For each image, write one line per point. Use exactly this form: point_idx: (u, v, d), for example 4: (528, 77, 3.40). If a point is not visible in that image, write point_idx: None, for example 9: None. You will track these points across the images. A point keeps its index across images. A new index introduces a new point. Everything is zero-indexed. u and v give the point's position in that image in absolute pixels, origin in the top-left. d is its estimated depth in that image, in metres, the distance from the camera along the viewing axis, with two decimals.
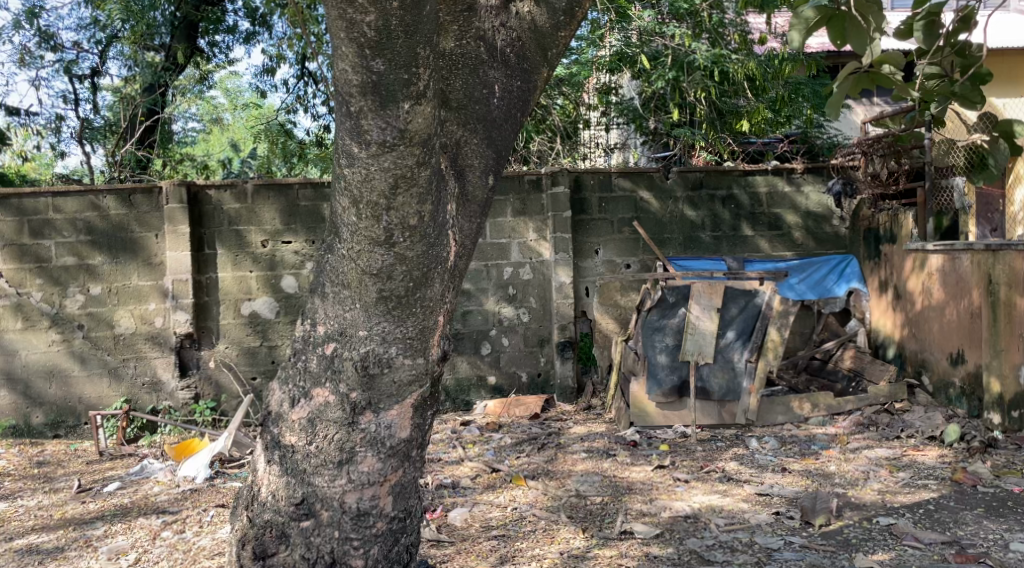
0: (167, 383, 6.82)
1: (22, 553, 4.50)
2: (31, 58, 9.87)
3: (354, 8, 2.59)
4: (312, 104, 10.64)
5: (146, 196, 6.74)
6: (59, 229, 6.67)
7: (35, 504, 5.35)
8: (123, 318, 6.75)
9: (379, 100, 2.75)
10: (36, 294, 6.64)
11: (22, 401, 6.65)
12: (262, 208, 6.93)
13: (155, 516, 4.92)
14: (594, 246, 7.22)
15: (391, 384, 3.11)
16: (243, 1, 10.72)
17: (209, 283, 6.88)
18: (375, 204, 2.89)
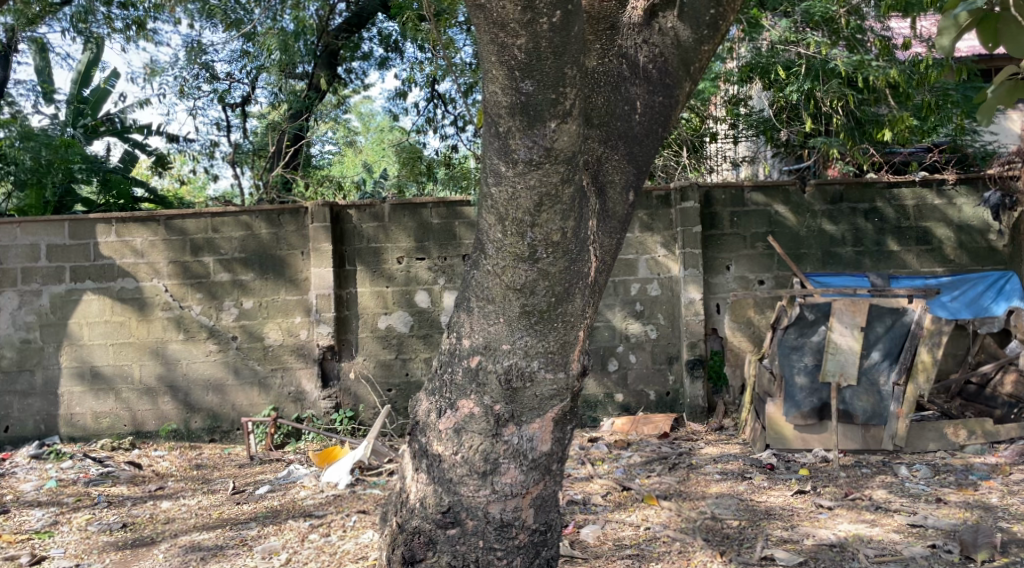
0: (310, 393, 7.14)
1: (185, 550, 4.82)
2: (190, 89, 10.59)
3: (506, 32, 2.68)
4: (441, 125, 10.95)
5: (293, 216, 7.13)
6: (216, 247, 7.12)
7: (194, 504, 5.71)
8: (271, 331, 7.12)
9: (528, 120, 2.82)
10: (196, 307, 7.11)
11: (181, 407, 7.10)
12: (397, 227, 7.17)
13: (303, 519, 5.16)
14: (726, 262, 7.08)
15: (533, 397, 3.17)
16: (378, 29, 11.18)
17: (350, 298, 7.17)
18: (520, 221, 2.98)
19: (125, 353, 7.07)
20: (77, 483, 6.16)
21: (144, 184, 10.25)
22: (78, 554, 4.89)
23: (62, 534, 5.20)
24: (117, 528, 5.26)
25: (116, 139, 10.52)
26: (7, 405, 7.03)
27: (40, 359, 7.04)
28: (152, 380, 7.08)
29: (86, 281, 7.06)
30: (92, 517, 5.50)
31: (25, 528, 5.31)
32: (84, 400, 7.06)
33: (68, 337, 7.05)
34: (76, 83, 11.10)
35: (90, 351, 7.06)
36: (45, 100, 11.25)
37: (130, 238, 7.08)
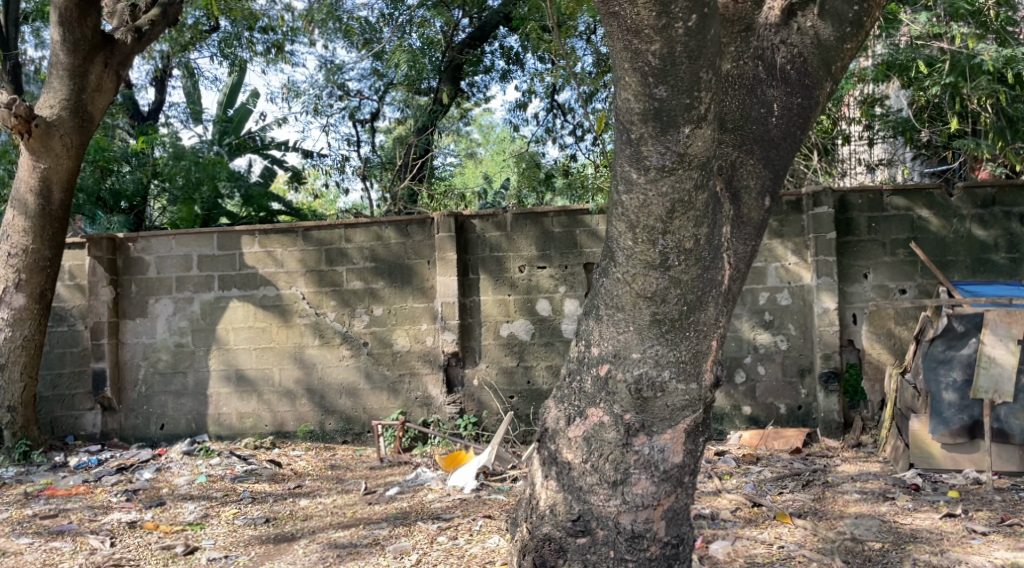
0: (436, 398, 7.29)
1: (325, 546, 5.01)
2: (324, 106, 11.03)
3: (640, 38, 2.66)
4: (561, 135, 10.98)
5: (421, 226, 7.30)
6: (349, 257, 7.37)
7: (331, 502, 5.93)
8: (399, 337, 7.31)
9: (661, 126, 2.80)
10: (330, 314, 7.37)
11: (317, 409, 7.38)
12: (521, 236, 7.22)
13: (432, 521, 5.26)
14: (863, 270, 6.77)
15: (664, 407, 3.12)
16: (500, 42, 11.34)
17: (473, 306, 7.28)
18: (651, 228, 2.94)
19: (267, 357, 7.42)
20: (224, 479, 6.51)
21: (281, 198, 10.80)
22: (227, 545, 5.17)
23: (212, 526, 5.50)
24: (261, 522, 5.53)
25: (257, 155, 11.10)
26: (163, 405, 7.50)
27: (192, 362, 7.48)
28: (291, 384, 7.40)
29: (232, 289, 7.46)
30: (238, 511, 5.79)
31: (179, 520, 5.64)
32: (230, 401, 7.45)
33: (216, 341, 7.46)
34: (221, 103, 11.79)
35: (235, 355, 7.44)
36: (194, 121, 12.01)
37: (272, 248, 7.43)
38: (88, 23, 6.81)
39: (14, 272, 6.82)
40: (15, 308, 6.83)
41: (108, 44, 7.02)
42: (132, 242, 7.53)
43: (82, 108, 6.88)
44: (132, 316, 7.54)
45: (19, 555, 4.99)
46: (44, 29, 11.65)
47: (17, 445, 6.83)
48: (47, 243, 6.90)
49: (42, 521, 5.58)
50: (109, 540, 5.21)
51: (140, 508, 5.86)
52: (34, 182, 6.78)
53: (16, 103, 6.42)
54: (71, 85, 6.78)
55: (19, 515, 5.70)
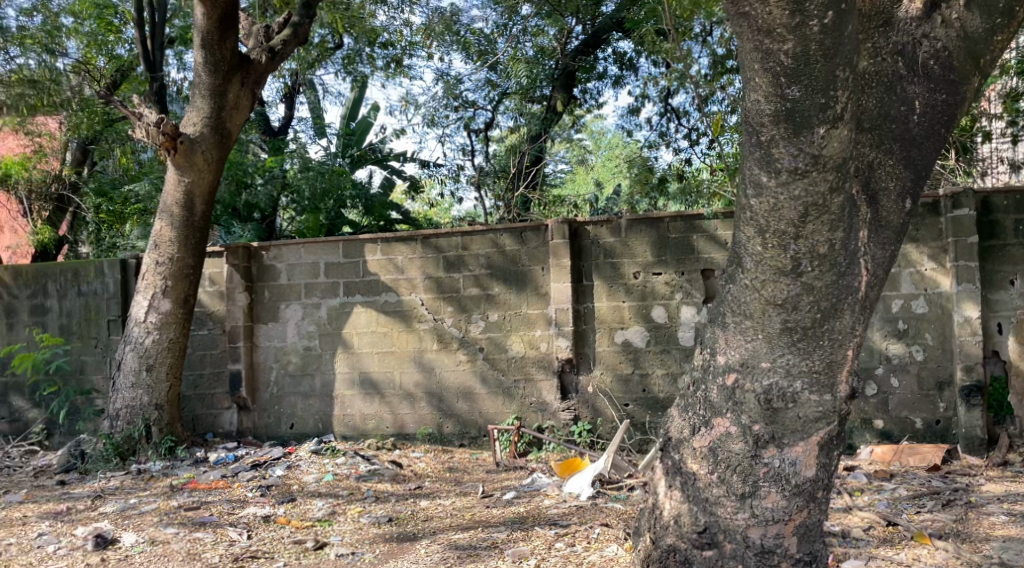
0: (551, 404, 7.27)
1: (446, 547, 5.09)
2: (440, 117, 11.27)
3: (772, 38, 2.63)
4: (675, 139, 10.83)
5: (536, 232, 7.32)
6: (466, 264, 7.46)
7: (450, 504, 6.01)
8: (514, 342, 7.35)
9: (794, 127, 2.73)
10: (448, 319, 7.49)
11: (437, 412, 7.51)
12: (636, 241, 7.14)
13: (549, 527, 5.26)
14: (1008, 276, 6.37)
15: (796, 418, 3.02)
16: (613, 48, 11.27)
17: (587, 312, 7.24)
18: (783, 232, 2.87)
19: (388, 361, 7.60)
20: (349, 478, 6.70)
21: (399, 207, 11.07)
22: (353, 542, 5.31)
23: (339, 523, 5.67)
24: (385, 521, 5.65)
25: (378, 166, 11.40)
26: (292, 405, 7.79)
27: (319, 365, 7.74)
28: (411, 387, 7.55)
29: (356, 295, 7.68)
30: (363, 510, 5.95)
31: (309, 516, 5.84)
32: (355, 402, 7.67)
33: (341, 345, 7.70)
34: (344, 117, 12.19)
35: (359, 359, 7.67)
36: (318, 135, 12.48)
37: (394, 255, 7.61)
38: (227, 45, 7.20)
39: (162, 278, 7.23)
40: (162, 313, 7.23)
41: (245, 64, 7.40)
42: (265, 250, 7.87)
43: (221, 125, 7.30)
44: (264, 321, 7.87)
45: (166, 544, 5.27)
46: (186, 52, 12.37)
47: (163, 441, 7.22)
48: (190, 252, 7.31)
49: (185, 512, 5.88)
50: (246, 533, 5.45)
51: (273, 503, 6.10)
52: (179, 196, 7.21)
53: (165, 122, 6.85)
54: (212, 104, 7.21)
55: (166, 506, 6.03)
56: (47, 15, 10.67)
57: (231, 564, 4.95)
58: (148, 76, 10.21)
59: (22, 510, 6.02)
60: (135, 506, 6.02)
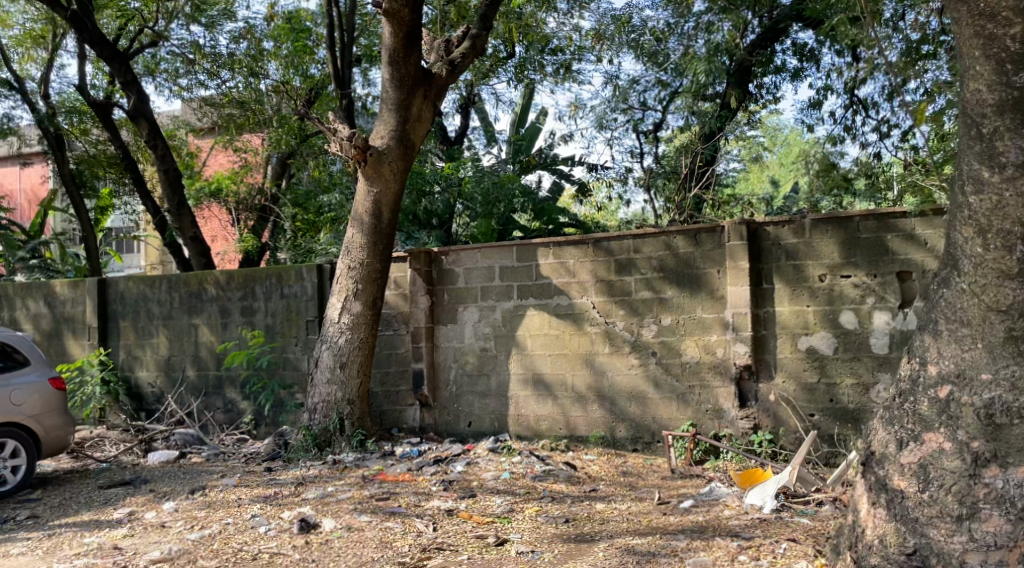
0: (729, 412, 7.06)
1: (624, 551, 5.05)
2: (609, 120, 11.21)
3: (997, 24, 3.35)
4: (862, 133, 10.24)
5: (711, 234, 7.12)
6: (639, 267, 7.38)
7: (626, 508, 5.96)
8: (689, 347, 7.19)
9: (1020, 116, 3.33)
10: (620, 323, 7.45)
11: (610, 415, 7.48)
12: (821, 242, 6.79)
13: (732, 538, 5.10)
14: None
15: (1021, 436, 3.31)
16: (792, 40, 10.82)
17: (767, 317, 6.95)
18: (1007, 233, 3.35)
19: (561, 363, 7.66)
20: (526, 476, 6.79)
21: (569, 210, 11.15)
22: (532, 540, 5.37)
23: (518, 521, 5.75)
24: (562, 521, 5.68)
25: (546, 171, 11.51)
26: (470, 404, 8.01)
27: (494, 365, 7.92)
28: (584, 389, 7.57)
29: (529, 297, 7.78)
30: (539, 509, 6.00)
31: (489, 512, 5.96)
32: (529, 403, 7.78)
33: (516, 347, 7.83)
34: (514, 124, 12.44)
35: (533, 360, 7.77)
36: (489, 143, 12.80)
37: (565, 258, 7.65)
38: (411, 61, 7.53)
39: (353, 282, 7.61)
40: (353, 314, 7.61)
41: (427, 79, 7.69)
42: (444, 255, 8.12)
43: (405, 136, 7.61)
44: (444, 322, 8.12)
45: (361, 531, 5.55)
46: (373, 69, 13.07)
47: (354, 434, 7.60)
48: (378, 257, 7.65)
49: (376, 502, 6.16)
50: (431, 525, 5.65)
51: (455, 498, 6.27)
52: (368, 205, 7.57)
53: (355, 136, 7.25)
54: (397, 117, 7.54)
55: (359, 494, 6.35)
56: (252, 41, 11.83)
57: (418, 554, 5.13)
58: (338, 92, 10.74)
59: (236, 493, 6.52)
60: (332, 494, 6.37)
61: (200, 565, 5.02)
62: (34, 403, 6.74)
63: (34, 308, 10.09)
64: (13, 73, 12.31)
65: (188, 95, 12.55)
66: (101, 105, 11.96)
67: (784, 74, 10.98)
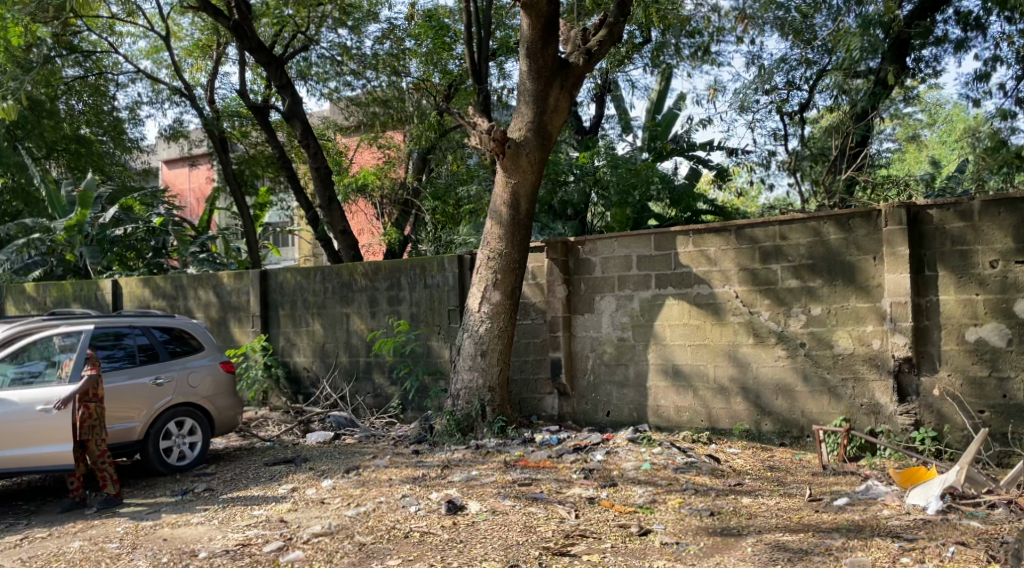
0: (886, 407, 6.71)
1: (773, 547, 4.90)
2: (751, 103, 10.89)
3: None
4: None
5: (865, 219, 6.78)
6: (785, 254, 7.12)
7: (774, 504, 5.78)
8: (841, 338, 6.88)
9: None
10: (766, 313, 7.21)
11: (754, 408, 7.27)
12: (991, 226, 6.34)
13: (892, 539, 4.87)
14: None
15: None
16: (955, 8, 10.13)
17: (929, 306, 6.55)
18: None
19: (702, 354, 7.50)
20: (668, 468, 6.69)
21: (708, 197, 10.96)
22: (676, 532, 5.30)
23: (661, 512, 5.69)
24: (707, 514, 5.58)
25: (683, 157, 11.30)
26: (608, 394, 7.98)
27: (633, 355, 7.85)
28: (727, 381, 7.39)
29: (668, 287, 7.65)
30: (683, 501, 5.91)
31: (631, 502, 5.92)
32: (669, 394, 7.67)
33: (655, 337, 7.73)
34: (649, 111, 12.23)
35: (673, 351, 7.65)
36: (625, 131, 12.68)
37: (706, 247, 7.47)
38: (549, 52, 7.60)
39: (492, 272, 7.71)
40: (493, 303, 7.72)
41: (564, 69, 7.71)
42: (581, 244, 8.10)
43: (543, 128, 7.65)
44: (581, 312, 8.11)
45: (505, 515, 5.64)
46: (507, 62, 13.11)
47: (495, 421, 7.72)
48: (516, 247, 7.71)
49: (519, 487, 6.24)
50: (574, 512, 5.66)
51: (597, 486, 6.27)
52: (506, 196, 7.66)
53: (493, 129, 7.36)
54: (534, 108, 7.60)
55: (502, 479, 6.44)
56: (394, 40, 12.55)
57: (562, 540, 5.16)
58: (475, 86, 10.91)
59: (388, 473, 6.77)
60: (476, 477, 6.50)
61: (357, 540, 5.24)
62: (207, 385, 7.20)
63: (204, 297, 10.77)
64: (182, 82, 13.19)
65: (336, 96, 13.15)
66: (260, 108, 12.64)
67: (946, 44, 10.29)
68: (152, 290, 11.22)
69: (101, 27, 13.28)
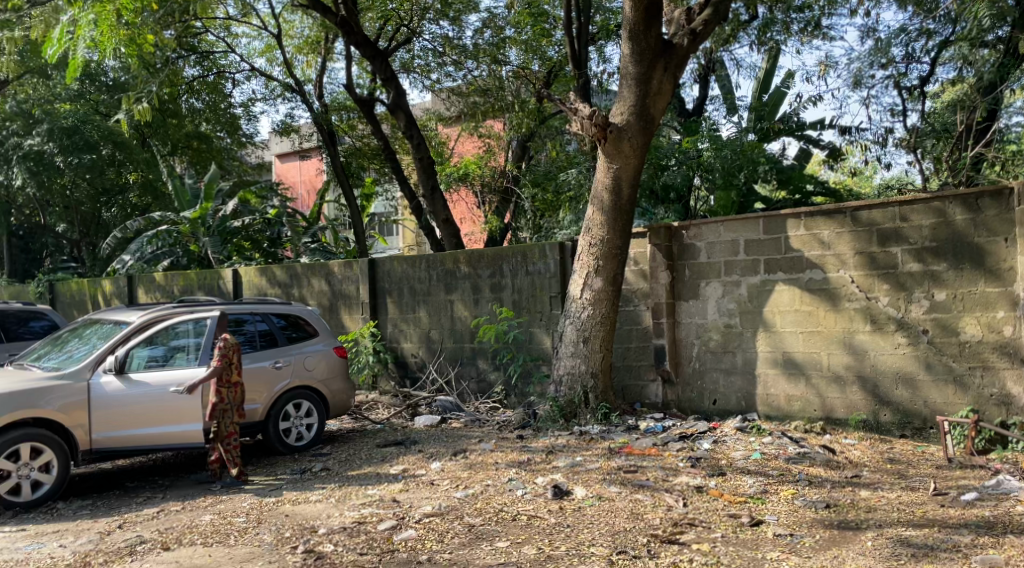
0: (1019, 398, 6.37)
1: (895, 542, 4.72)
2: (866, 78, 10.47)
3: None
4: None
5: (994, 199, 6.43)
6: (906, 237, 6.81)
7: (895, 497, 5.57)
8: (969, 325, 6.55)
9: None
10: (884, 298, 6.92)
11: (872, 398, 7.01)
12: None
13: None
14: None
15: None
16: None
17: None
18: None
19: (815, 342, 7.28)
20: (779, 458, 6.53)
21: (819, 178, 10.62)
22: (791, 523, 5.16)
23: (773, 502, 5.56)
24: (822, 506, 5.41)
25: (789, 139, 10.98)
26: (715, 381, 7.83)
27: (741, 342, 7.67)
28: (842, 369, 7.15)
29: (778, 272, 7.44)
30: (797, 492, 5.76)
31: (741, 491, 5.81)
32: (780, 382, 7.47)
33: (765, 323, 7.53)
34: (755, 89, 11.85)
35: (783, 338, 7.45)
36: (729, 111, 12.36)
37: (818, 230, 7.22)
38: (652, 33, 7.51)
39: (594, 258, 7.67)
40: (594, 290, 7.67)
41: (668, 50, 7.60)
42: (686, 229, 7.95)
43: (646, 111, 7.56)
44: (686, 298, 7.97)
45: (612, 501, 5.62)
46: (607, 46, 13.01)
47: (598, 407, 7.70)
48: (618, 234, 7.64)
49: (625, 473, 6.20)
50: (682, 500, 5.59)
51: (704, 475, 6.17)
52: (608, 181, 7.60)
53: (595, 115, 7.31)
54: (637, 92, 7.51)
55: (608, 465, 6.42)
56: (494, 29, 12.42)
57: (672, 528, 5.11)
58: (575, 71, 10.83)
59: (494, 457, 6.84)
60: (582, 463, 6.50)
61: (467, 521, 5.33)
62: (322, 368, 7.45)
63: (317, 286, 11.11)
64: (294, 78, 13.64)
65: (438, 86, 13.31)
66: (366, 101, 12.93)
67: None
68: (268, 279, 11.65)
69: (217, 27, 13.80)
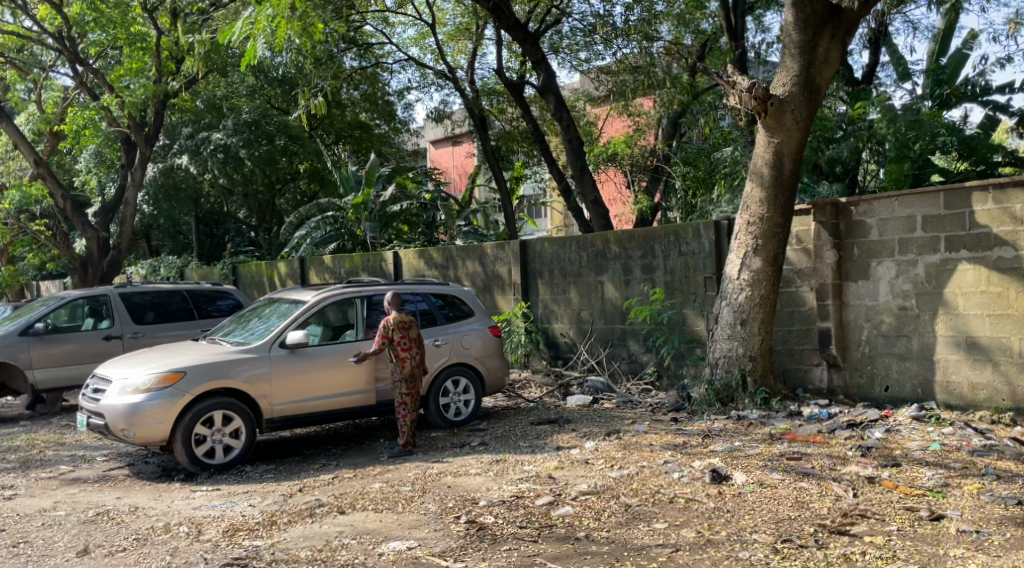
0: None
1: None
2: None
3: None
4: None
5: None
6: None
7: None
8: None
9: None
10: None
11: None
12: None
13: None
14: None
15: None
16: None
17: None
18: None
19: (1005, 325, 6.72)
20: (962, 450, 6.09)
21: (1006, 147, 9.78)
22: (977, 520, 4.80)
23: (954, 497, 5.18)
24: (1014, 503, 5.00)
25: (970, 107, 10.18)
26: (887, 367, 7.39)
27: (916, 326, 7.20)
28: None
29: (962, 250, 6.91)
30: (982, 486, 5.35)
31: (918, 484, 5.45)
32: (961, 369, 6.96)
33: (945, 305, 7.03)
34: (932, 52, 10.99)
35: (967, 321, 6.92)
36: (903, 78, 11.60)
37: (1009, 204, 6.64)
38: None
39: (753, 237, 7.38)
40: (753, 270, 7.39)
41: (835, 16, 7.21)
42: (855, 205, 7.50)
43: (810, 81, 7.20)
44: (855, 279, 7.54)
45: (774, 488, 5.42)
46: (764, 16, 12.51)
47: (758, 392, 7.44)
48: (779, 211, 7.30)
49: (788, 460, 5.97)
50: (852, 490, 5.32)
51: (875, 466, 5.83)
52: (769, 155, 7.28)
53: (755, 87, 7.02)
54: (802, 61, 7.17)
55: (768, 452, 6.19)
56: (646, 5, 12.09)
57: (841, 519, 4.87)
58: (730, 44, 10.55)
59: (649, 438, 6.75)
60: (741, 448, 6.30)
61: (623, 501, 5.29)
62: (478, 347, 7.58)
63: (471, 268, 11.31)
64: (446, 65, 13.85)
65: (586, 67, 13.16)
66: (516, 84, 12.90)
67: None
68: (426, 261, 11.97)
69: (375, 19, 14.29)
